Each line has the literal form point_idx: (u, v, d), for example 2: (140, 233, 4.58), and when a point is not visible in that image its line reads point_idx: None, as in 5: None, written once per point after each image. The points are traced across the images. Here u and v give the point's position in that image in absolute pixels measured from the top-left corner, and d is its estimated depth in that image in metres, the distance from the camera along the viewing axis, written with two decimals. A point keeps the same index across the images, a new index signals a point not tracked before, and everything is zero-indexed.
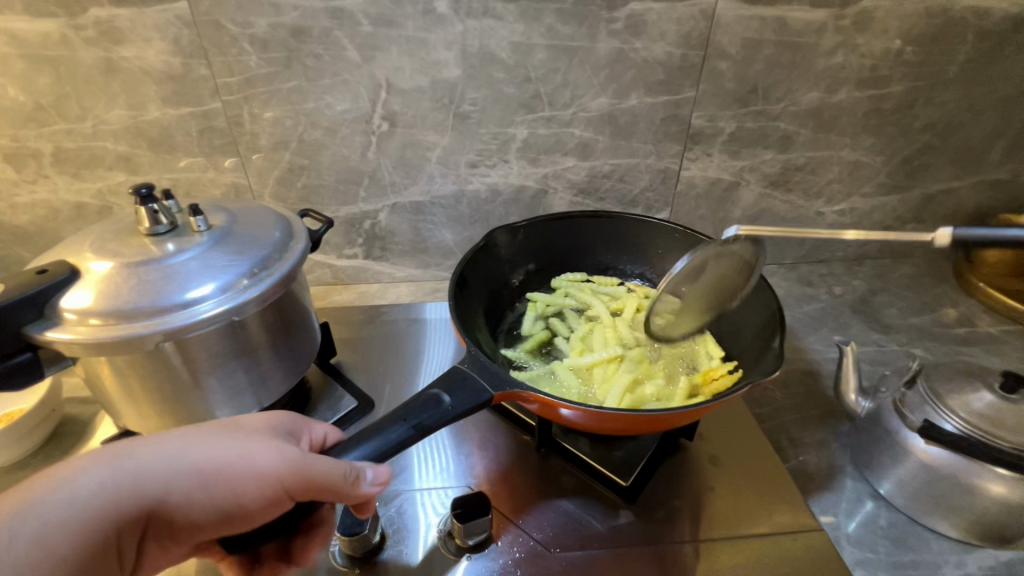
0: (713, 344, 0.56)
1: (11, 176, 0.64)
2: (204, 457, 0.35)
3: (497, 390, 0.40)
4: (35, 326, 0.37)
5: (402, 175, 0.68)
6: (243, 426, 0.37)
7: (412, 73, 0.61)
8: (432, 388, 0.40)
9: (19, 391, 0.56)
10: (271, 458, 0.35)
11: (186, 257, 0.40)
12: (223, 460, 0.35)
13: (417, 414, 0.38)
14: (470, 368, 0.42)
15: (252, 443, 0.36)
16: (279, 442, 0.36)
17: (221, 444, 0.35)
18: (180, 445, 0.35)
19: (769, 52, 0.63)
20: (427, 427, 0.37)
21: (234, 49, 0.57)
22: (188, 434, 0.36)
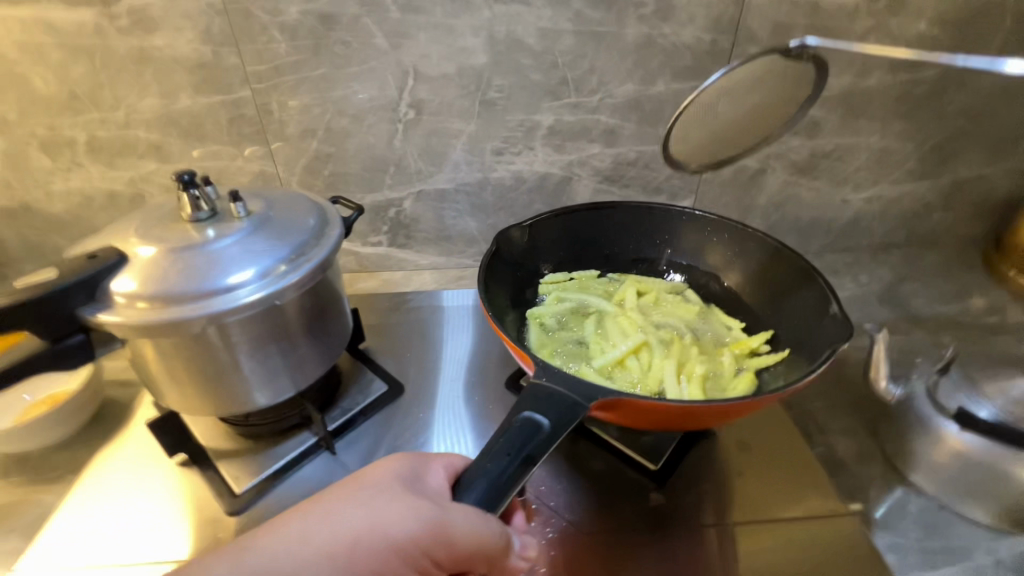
0: (728, 318, 0.59)
1: (47, 165, 0.65)
2: (337, 531, 0.33)
3: (590, 400, 0.38)
4: (86, 310, 0.38)
5: (427, 163, 0.69)
6: (367, 483, 0.36)
7: (439, 59, 0.61)
8: (519, 411, 0.38)
9: (63, 374, 0.58)
10: (405, 522, 0.34)
11: (227, 243, 0.41)
12: (360, 532, 0.33)
13: (521, 443, 0.36)
14: (551, 381, 0.39)
15: (379, 507, 0.34)
16: (409, 500, 0.35)
17: (354, 518, 0.34)
18: (309, 527, 0.33)
19: (799, 36, 0.62)
20: (535, 457, 0.35)
21: (264, 37, 0.58)
22: (314, 513, 0.34)
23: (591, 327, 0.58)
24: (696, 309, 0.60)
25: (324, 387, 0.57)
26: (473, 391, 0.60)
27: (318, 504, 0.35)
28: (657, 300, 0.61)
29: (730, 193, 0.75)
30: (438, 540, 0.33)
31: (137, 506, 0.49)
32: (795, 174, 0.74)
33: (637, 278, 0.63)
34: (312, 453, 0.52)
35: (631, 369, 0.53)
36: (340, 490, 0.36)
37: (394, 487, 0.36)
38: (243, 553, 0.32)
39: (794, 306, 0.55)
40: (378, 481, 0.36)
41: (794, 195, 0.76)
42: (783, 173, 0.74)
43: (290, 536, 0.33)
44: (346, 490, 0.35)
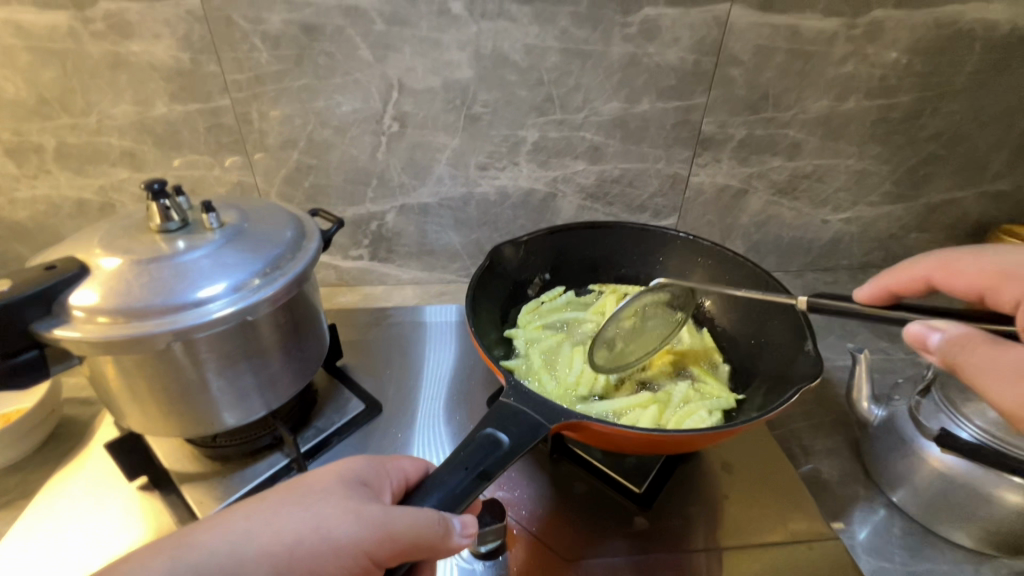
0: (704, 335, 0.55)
1: (12, 171, 0.62)
2: (271, 538, 0.31)
3: (553, 424, 0.36)
4: (42, 324, 0.36)
5: (411, 176, 0.67)
6: (311, 486, 0.33)
7: (424, 73, 0.60)
8: (484, 428, 0.36)
9: (21, 393, 0.54)
10: (347, 525, 0.31)
11: (197, 256, 0.39)
12: (296, 538, 0.31)
13: (479, 460, 0.34)
14: (518, 401, 0.37)
15: (320, 510, 0.32)
16: (353, 502, 0.32)
17: (294, 520, 0.31)
18: (244, 528, 0.31)
19: (780, 60, 0.63)
20: (491, 474, 0.33)
21: (245, 45, 0.57)
22: (253, 513, 0.32)
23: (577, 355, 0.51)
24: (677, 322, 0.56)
25: (295, 407, 0.54)
26: (453, 411, 0.58)
27: (255, 506, 0.32)
28: None
29: (713, 211, 0.76)
30: (381, 537, 0.31)
31: (92, 534, 0.45)
32: (776, 195, 0.75)
33: (614, 286, 0.59)
34: (282, 476, 0.49)
35: (595, 379, 0.48)
36: (282, 492, 0.33)
37: (340, 491, 0.33)
38: (174, 555, 0.30)
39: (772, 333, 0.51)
40: (324, 485, 0.34)
41: (775, 215, 0.77)
42: (765, 193, 0.75)
43: (223, 533, 0.31)
44: (285, 492, 0.33)
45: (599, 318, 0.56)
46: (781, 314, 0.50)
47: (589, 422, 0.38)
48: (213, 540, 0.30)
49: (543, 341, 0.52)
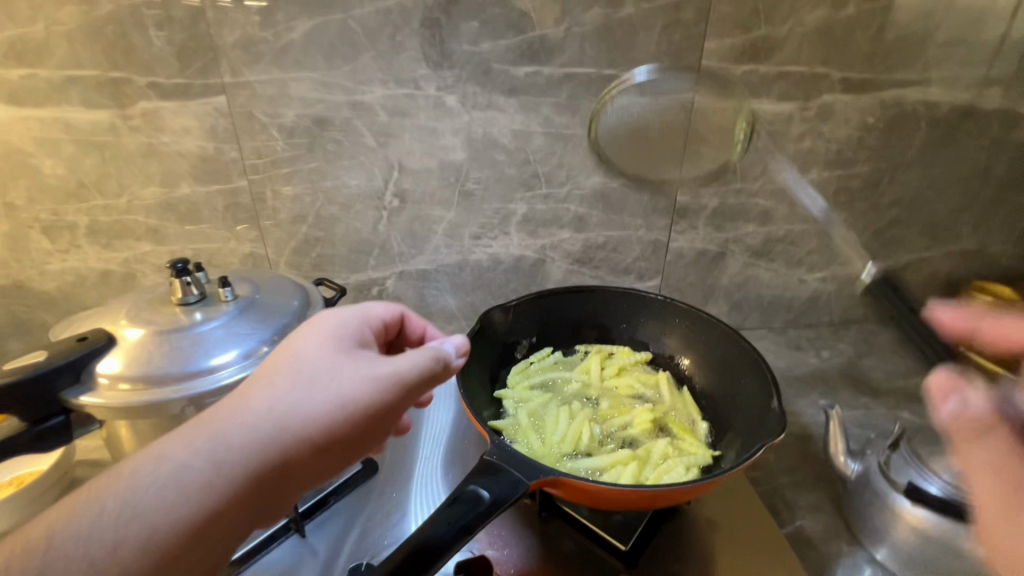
0: (685, 393, 0.57)
1: (46, 247, 0.68)
2: (297, 403, 0.35)
3: (531, 480, 0.39)
4: (71, 391, 0.40)
5: (410, 246, 0.73)
6: (304, 350, 0.38)
7: (421, 155, 0.67)
8: (466, 485, 0.38)
9: (36, 457, 0.57)
10: (358, 380, 0.37)
11: (212, 326, 0.44)
12: (321, 394, 0.36)
13: (461, 514, 0.36)
14: (500, 459, 0.40)
15: (329, 368, 0.37)
16: (354, 358, 0.38)
17: (310, 393, 0.36)
18: (266, 393, 0.36)
19: (744, 138, 0.70)
20: (471, 527, 0.35)
21: (263, 135, 0.64)
22: (268, 384, 0.36)
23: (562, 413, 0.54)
24: (660, 378, 0.59)
25: None
26: (447, 470, 0.60)
27: (264, 376, 0.37)
28: (621, 371, 0.60)
29: (694, 273, 0.80)
30: (396, 388, 0.38)
31: None
32: (752, 257, 0.80)
33: (599, 346, 0.63)
34: (279, 536, 0.51)
35: (578, 438, 0.51)
36: (279, 359, 0.38)
37: (333, 346, 0.39)
38: (209, 431, 0.34)
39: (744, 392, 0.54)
40: (315, 344, 0.39)
41: (753, 275, 0.82)
42: (742, 256, 0.80)
43: (251, 406, 0.35)
44: (287, 369, 0.37)
45: (584, 377, 0.59)
46: (752, 373, 0.53)
47: (564, 479, 0.40)
48: (243, 414, 0.35)
49: (531, 401, 0.55)
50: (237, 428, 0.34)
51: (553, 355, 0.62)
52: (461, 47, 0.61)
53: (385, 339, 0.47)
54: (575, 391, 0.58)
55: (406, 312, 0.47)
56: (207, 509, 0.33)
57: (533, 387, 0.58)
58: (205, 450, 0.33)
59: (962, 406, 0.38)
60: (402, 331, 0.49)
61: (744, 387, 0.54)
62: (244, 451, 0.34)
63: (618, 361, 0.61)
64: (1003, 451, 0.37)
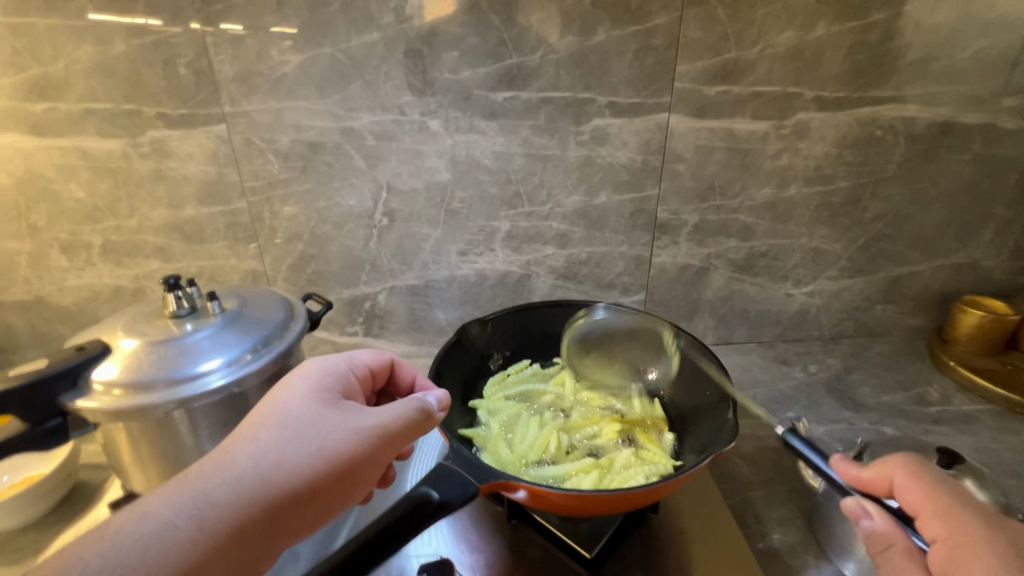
0: (655, 405, 0.59)
1: (64, 265, 0.74)
2: (283, 455, 0.37)
3: (482, 483, 0.41)
4: (69, 396, 0.44)
5: (399, 262, 0.76)
6: (290, 405, 0.40)
7: (408, 176, 0.71)
8: (419, 486, 0.41)
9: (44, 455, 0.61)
10: (341, 431, 0.39)
11: (200, 336, 0.48)
12: (308, 445, 0.38)
13: (406, 514, 0.38)
14: (455, 463, 0.43)
15: (314, 421, 0.39)
16: (337, 412, 0.41)
17: (297, 445, 0.38)
18: (252, 448, 0.37)
19: (721, 156, 0.72)
20: (416, 526, 0.37)
21: (260, 159, 0.69)
22: (254, 439, 0.38)
23: (533, 423, 0.56)
24: (632, 390, 0.61)
25: None
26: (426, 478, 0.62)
27: (249, 432, 0.38)
28: (594, 383, 0.62)
29: (679, 288, 0.82)
30: (379, 437, 0.40)
31: None
32: (736, 271, 0.81)
33: (576, 359, 0.65)
34: None
35: (545, 447, 0.53)
36: (264, 415, 0.40)
37: (318, 400, 0.41)
38: (195, 486, 0.35)
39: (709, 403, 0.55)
40: (300, 399, 0.41)
41: (739, 290, 0.83)
42: (725, 271, 0.81)
43: (237, 461, 0.36)
44: (273, 424, 0.39)
45: (558, 389, 0.61)
46: (715, 388, 0.55)
47: (518, 484, 0.42)
48: (230, 468, 0.36)
49: (504, 411, 0.57)
50: (225, 484, 0.35)
51: (531, 367, 0.64)
52: (443, 76, 0.65)
53: (371, 389, 0.50)
54: (550, 402, 0.60)
55: (395, 359, 0.51)
56: (190, 573, 0.32)
57: (508, 398, 0.60)
58: (193, 504, 0.34)
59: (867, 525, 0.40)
60: (391, 378, 0.52)
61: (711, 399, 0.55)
62: (229, 504, 0.34)
63: (593, 373, 0.63)
64: (907, 571, 0.38)
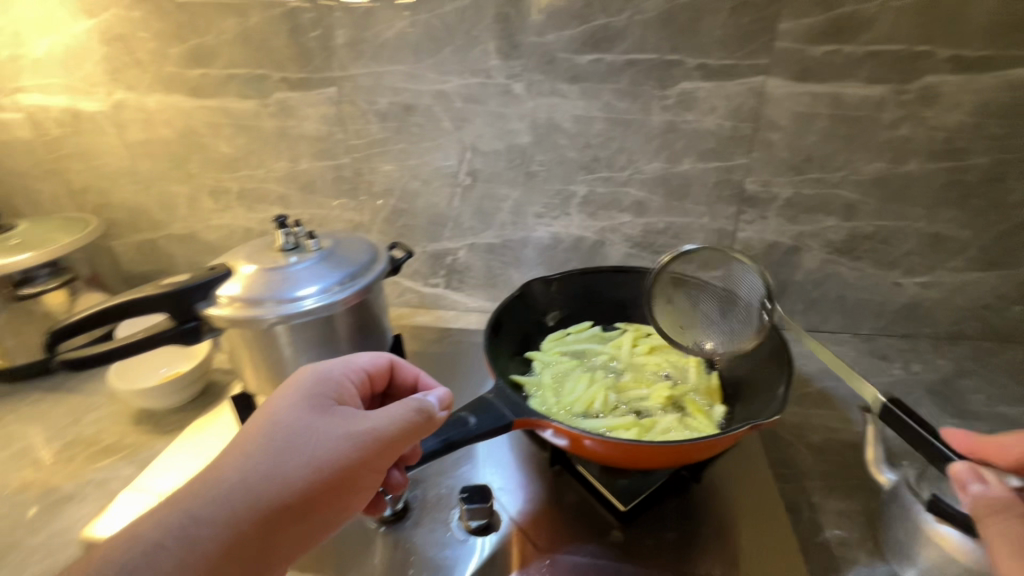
0: (709, 376, 0.58)
1: (211, 207, 0.89)
2: (273, 469, 0.39)
3: (516, 418, 0.46)
4: (203, 305, 0.55)
5: (479, 221, 0.81)
6: (280, 419, 0.42)
7: (491, 138, 0.74)
8: (461, 411, 0.48)
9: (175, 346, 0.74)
10: (332, 442, 0.41)
11: (300, 267, 0.56)
12: (299, 457, 0.40)
13: (446, 431, 0.45)
14: (496, 398, 0.48)
15: (305, 434, 0.41)
16: (329, 421, 0.43)
17: (287, 457, 0.40)
18: (242, 465, 0.39)
19: (824, 124, 0.66)
20: (453, 442, 0.45)
21: (362, 120, 0.76)
22: (246, 454, 0.40)
23: (583, 379, 0.58)
24: (689, 360, 0.60)
25: None
26: None
27: (242, 447, 0.41)
28: (651, 350, 0.62)
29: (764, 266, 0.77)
30: (373, 445, 0.42)
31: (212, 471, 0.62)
32: (834, 253, 0.74)
33: (637, 326, 0.66)
34: None
35: (591, 401, 0.55)
36: (256, 430, 0.42)
37: (309, 412, 0.43)
38: (192, 502, 0.38)
39: (766, 381, 0.54)
40: (292, 410, 0.43)
41: (835, 273, 0.76)
42: (821, 252, 0.75)
43: (229, 477, 0.39)
44: (265, 439, 0.41)
45: (614, 351, 0.62)
46: (772, 368, 0.54)
47: (548, 423, 0.46)
48: (222, 485, 0.38)
49: (555, 365, 0.60)
50: (218, 497, 0.38)
51: (590, 328, 0.65)
52: (528, 39, 0.66)
53: (372, 390, 0.52)
54: (603, 362, 0.61)
55: (394, 358, 0.52)
56: None
57: (563, 354, 0.62)
58: (188, 519, 0.37)
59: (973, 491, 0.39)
60: (391, 381, 0.54)
61: (771, 379, 0.54)
62: (223, 519, 0.37)
63: (651, 341, 0.63)
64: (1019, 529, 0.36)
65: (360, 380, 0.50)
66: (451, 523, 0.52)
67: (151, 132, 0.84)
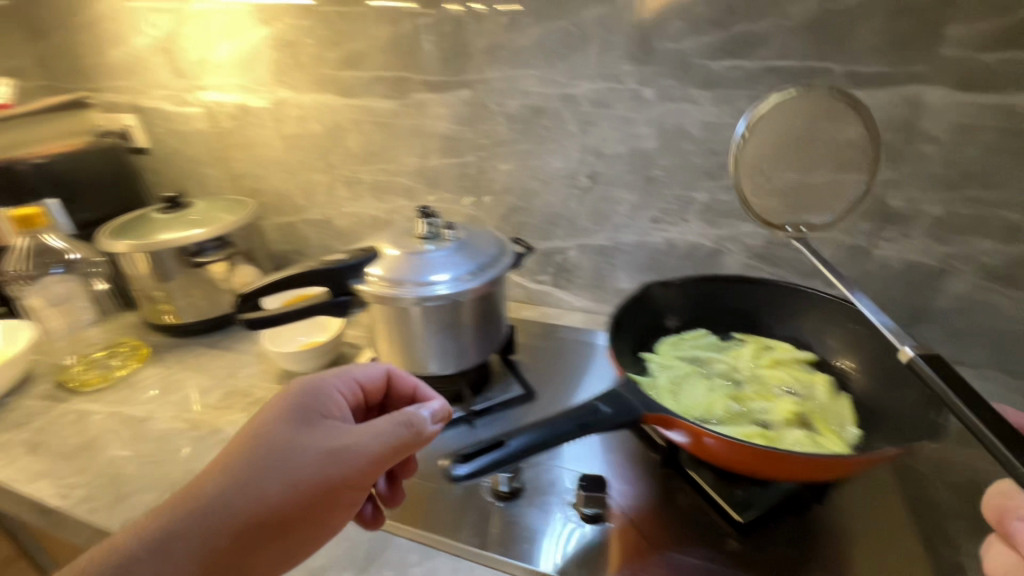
0: (840, 396, 0.56)
1: (345, 196, 0.98)
2: (258, 482, 0.42)
3: (648, 412, 0.47)
4: (355, 282, 0.61)
5: (593, 222, 0.83)
6: (268, 433, 0.45)
7: (615, 142, 0.76)
8: (594, 399, 0.48)
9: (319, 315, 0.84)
10: (320, 456, 0.44)
11: (437, 254, 0.61)
12: (284, 471, 0.43)
13: (581, 416, 0.46)
14: (626, 391, 0.49)
15: (290, 449, 0.44)
16: (315, 436, 0.46)
17: (274, 469, 0.43)
18: (228, 477, 0.42)
19: (990, 138, 0.60)
20: (588, 427, 0.46)
21: (492, 121, 0.81)
22: (234, 466, 0.43)
23: (701, 384, 0.58)
24: (817, 378, 0.58)
25: (478, 380, 0.74)
26: None
27: (230, 459, 0.44)
28: (774, 363, 0.61)
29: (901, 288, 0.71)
30: (357, 461, 0.45)
31: None
32: (989, 280, 0.67)
33: (758, 338, 0.64)
34: (456, 422, 0.67)
35: (711, 406, 0.55)
36: (244, 443, 0.45)
37: (297, 427, 0.46)
38: (179, 512, 0.41)
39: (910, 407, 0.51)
40: (281, 426, 0.46)
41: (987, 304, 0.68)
42: (973, 278, 0.67)
43: (212, 491, 0.41)
44: (252, 453, 0.44)
45: (733, 361, 0.61)
46: (918, 397, 0.51)
47: (679, 421, 0.47)
48: (206, 497, 0.41)
49: (673, 367, 0.60)
50: (205, 509, 0.41)
51: (708, 336, 0.65)
52: (664, 46, 0.67)
53: (366, 403, 0.55)
54: (721, 370, 0.61)
55: (390, 369, 0.56)
56: None
57: (680, 357, 0.62)
58: (171, 529, 0.40)
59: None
60: (387, 392, 0.57)
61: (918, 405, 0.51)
62: (205, 529, 0.40)
63: (774, 354, 0.61)
64: None
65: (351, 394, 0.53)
66: (563, 507, 0.55)
67: (304, 127, 0.95)
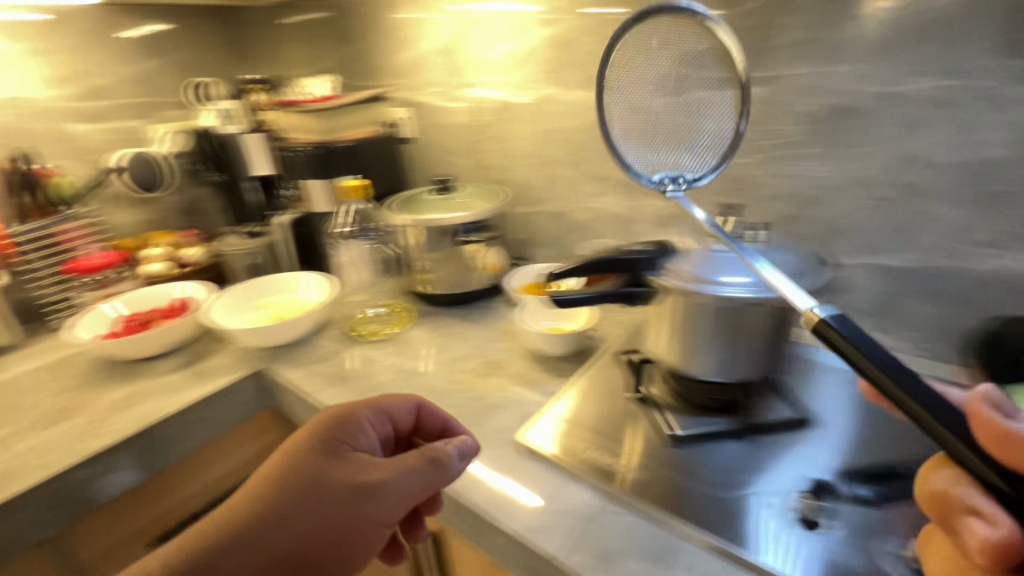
0: None
1: (590, 191, 1.01)
2: (284, 511, 0.44)
3: None
4: (652, 274, 0.61)
5: (892, 239, 0.72)
6: (296, 463, 0.46)
7: (949, 148, 0.65)
8: None
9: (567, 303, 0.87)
10: (348, 488, 0.45)
11: (737, 256, 0.58)
12: (309, 503, 0.44)
13: None
14: None
15: (316, 480, 0.45)
16: (337, 469, 0.46)
17: (301, 499, 0.44)
18: (253, 506, 0.44)
19: None
20: None
21: (781, 120, 0.75)
22: (263, 494, 0.44)
23: None
24: None
25: (746, 393, 0.69)
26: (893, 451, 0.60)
27: (255, 487, 0.45)
28: None
29: None
30: (384, 496, 0.46)
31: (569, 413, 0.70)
32: None
33: None
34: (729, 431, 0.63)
35: None
36: (270, 474, 0.46)
37: (325, 458, 0.47)
38: (208, 542, 0.42)
39: None
40: (305, 457, 0.47)
41: None
42: None
43: (237, 519, 0.43)
44: (280, 484, 0.45)
45: None
46: None
47: None
48: (231, 526, 0.43)
49: None
50: (231, 540, 0.42)
51: None
52: None
53: (399, 436, 0.56)
54: None
55: (421, 403, 0.56)
56: None
57: None
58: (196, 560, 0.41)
59: (1009, 418, 0.33)
60: (417, 428, 0.57)
61: None
62: (230, 560, 0.41)
63: None
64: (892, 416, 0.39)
65: (382, 426, 0.53)
66: (890, 555, 0.47)
67: (563, 122, 0.99)
